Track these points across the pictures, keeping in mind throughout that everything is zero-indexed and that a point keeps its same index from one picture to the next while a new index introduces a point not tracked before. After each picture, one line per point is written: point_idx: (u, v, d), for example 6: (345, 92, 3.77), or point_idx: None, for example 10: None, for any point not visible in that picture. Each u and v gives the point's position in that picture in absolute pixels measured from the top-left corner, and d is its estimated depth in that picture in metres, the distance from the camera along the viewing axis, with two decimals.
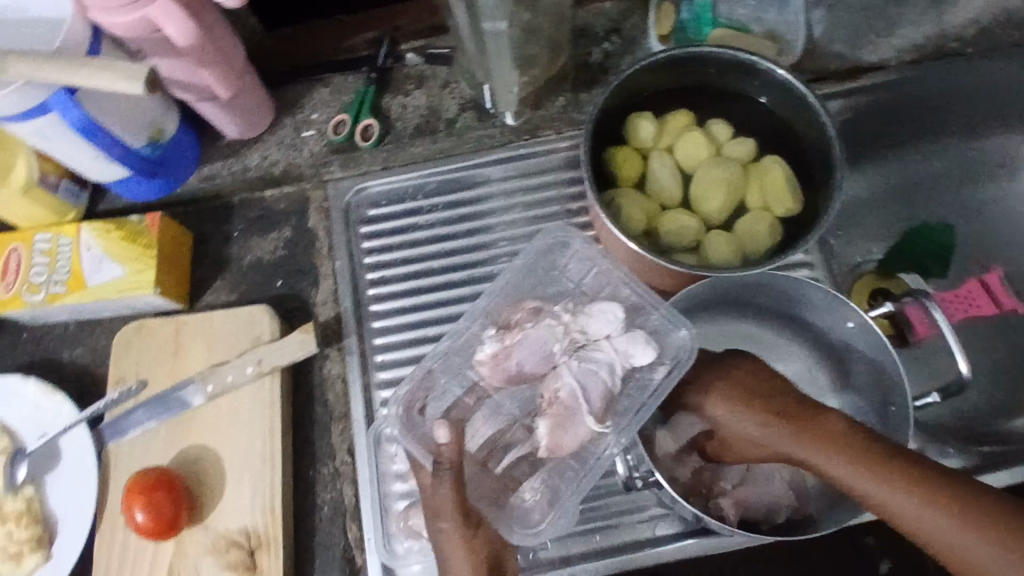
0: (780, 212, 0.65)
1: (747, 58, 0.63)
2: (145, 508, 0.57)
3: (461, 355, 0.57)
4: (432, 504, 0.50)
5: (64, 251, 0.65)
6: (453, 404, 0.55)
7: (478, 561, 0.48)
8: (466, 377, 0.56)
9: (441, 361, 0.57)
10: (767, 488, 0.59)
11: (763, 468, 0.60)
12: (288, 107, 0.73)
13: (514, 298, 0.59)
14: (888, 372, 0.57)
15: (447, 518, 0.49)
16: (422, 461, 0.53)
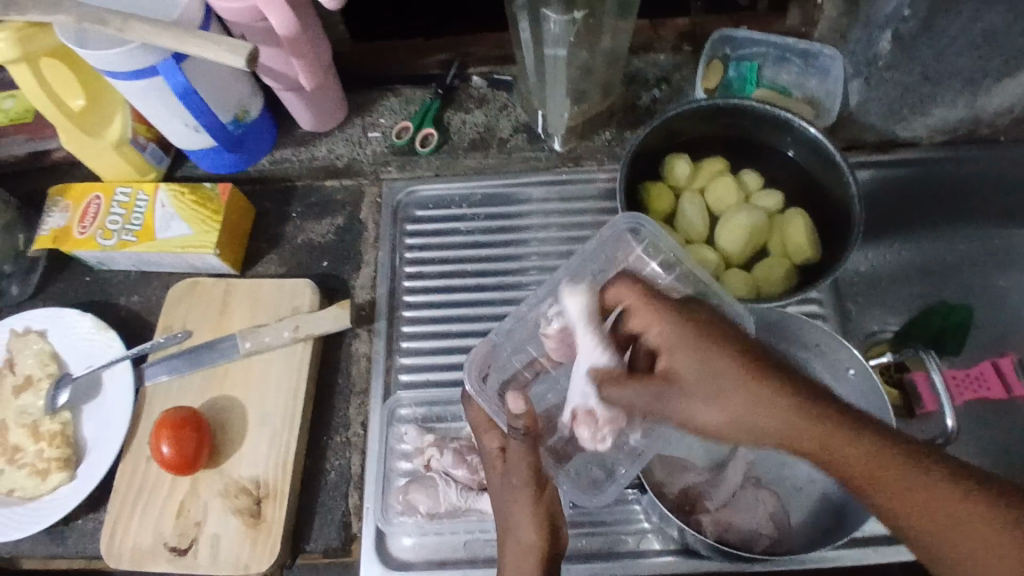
0: (798, 260, 0.69)
1: (783, 115, 0.68)
2: (171, 442, 0.62)
3: (524, 331, 0.60)
4: (507, 461, 0.55)
5: (140, 206, 0.72)
6: (512, 376, 0.59)
7: (542, 517, 0.53)
8: (526, 353, 0.60)
9: (505, 335, 0.60)
10: (753, 515, 0.61)
11: (750, 496, 0.62)
12: (359, 109, 0.81)
13: (580, 284, 0.61)
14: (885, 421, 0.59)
15: (516, 475, 0.54)
16: (497, 422, 0.56)
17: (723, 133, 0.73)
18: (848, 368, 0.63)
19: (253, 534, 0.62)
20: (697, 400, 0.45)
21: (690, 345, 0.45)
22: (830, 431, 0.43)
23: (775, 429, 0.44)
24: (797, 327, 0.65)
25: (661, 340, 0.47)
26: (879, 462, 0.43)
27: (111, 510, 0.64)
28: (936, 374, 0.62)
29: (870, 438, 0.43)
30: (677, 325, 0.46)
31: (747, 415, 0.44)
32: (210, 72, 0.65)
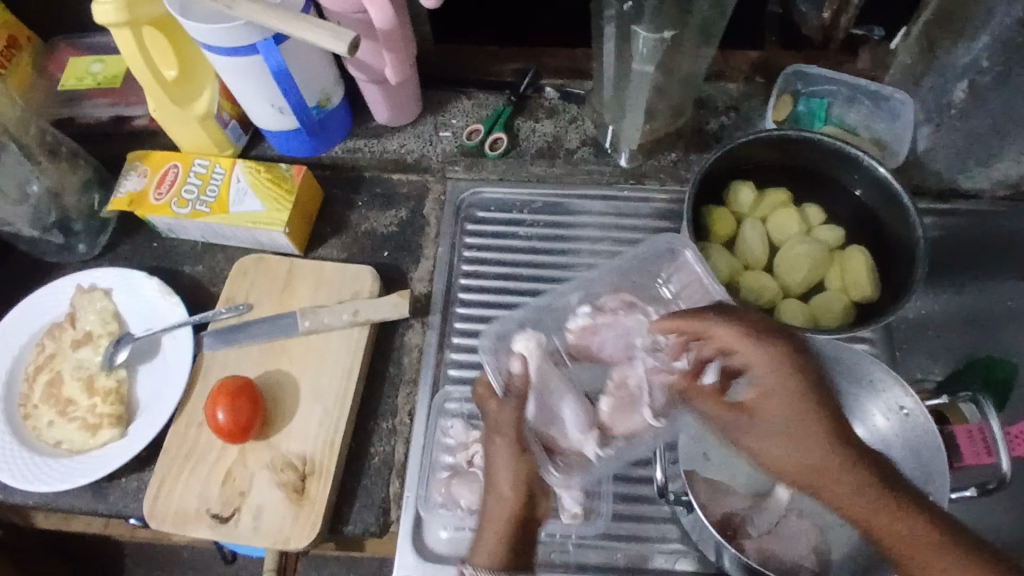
0: (856, 296, 0.69)
1: (853, 151, 0.69)
2: (226, 410, 0.63)
3: (553, 317, 0.66)
4: (495, 420, 0.57)
5: (217, 178, 0.74)
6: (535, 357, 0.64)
7: (518, 477, 0.54)
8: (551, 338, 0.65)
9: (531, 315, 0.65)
10: (793, 544, 0.61)
11: (791, 526, 0.62)
12: (433, 108, 0.83)
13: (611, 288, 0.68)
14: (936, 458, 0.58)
15: (502, 433, 0.56)
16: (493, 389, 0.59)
17: (788, 164, 0.74)
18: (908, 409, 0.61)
19: (296, 508, 0.63)
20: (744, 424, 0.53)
21: (773, 381, 0.52)
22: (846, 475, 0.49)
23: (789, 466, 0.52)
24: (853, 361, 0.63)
25: (767, 372, 0.52)
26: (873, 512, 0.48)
27: (159, 469, 0.65)
28: (993, 418, 0.66)
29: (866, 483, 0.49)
30: (778, 364, 0.52)
31: (772, 440, 0.52)
32: (303, 57, 0.68)
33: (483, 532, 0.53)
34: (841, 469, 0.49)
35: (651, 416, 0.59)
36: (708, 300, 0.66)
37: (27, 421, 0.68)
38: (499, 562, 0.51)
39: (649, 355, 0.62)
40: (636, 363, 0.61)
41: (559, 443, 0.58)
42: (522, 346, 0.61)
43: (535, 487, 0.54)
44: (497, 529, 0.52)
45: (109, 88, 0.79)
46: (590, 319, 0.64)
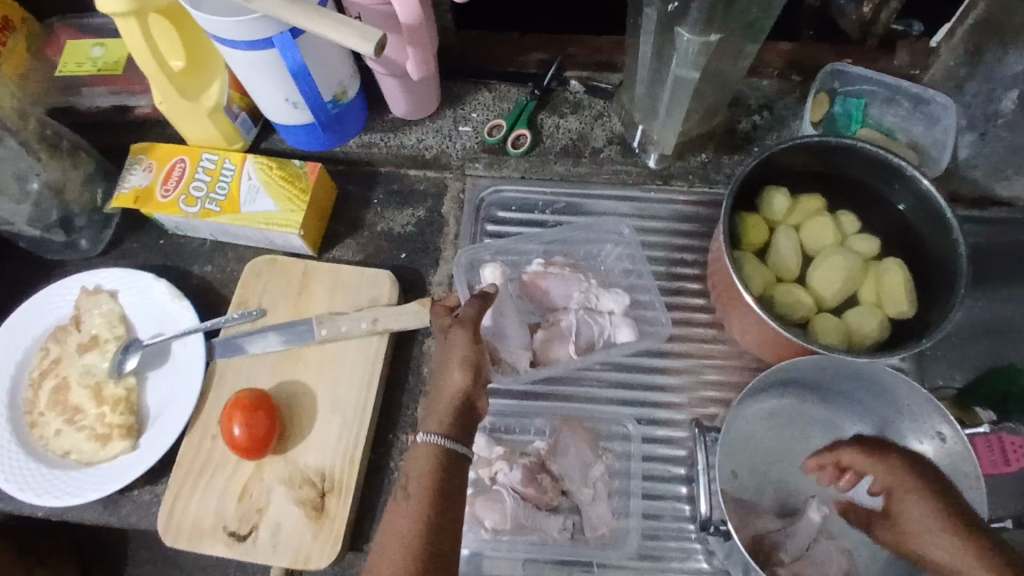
0: (891, 312, 0.67)
1: (896, 162, 0.66)
2: (242, 424, 0.61)
3: (515, 256, 0.73)
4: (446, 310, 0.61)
5: (226, 174, 0.71)
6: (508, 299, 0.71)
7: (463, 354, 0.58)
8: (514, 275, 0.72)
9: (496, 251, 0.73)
10: (824, 568, 0.61)
11: (821, 549, 0.62)
12: (452, 101, 0.79)
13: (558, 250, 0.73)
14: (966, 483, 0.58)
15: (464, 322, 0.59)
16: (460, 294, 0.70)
17: (823, 172, 0.72)
18: (944, 435, 0.62)
19: (316, 525, 0.62)
20: (897, 526, 0.58)
21: (918, 501, 0.56)
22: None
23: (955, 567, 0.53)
24: (889, 384, 0.64)
25: (884, 480, 0.59)
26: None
27: (174, 481, 0.64)
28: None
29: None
30: (924, 492, 0.56)
31: (932, 551, 0.55)
32: (321, 51, 0.64)
33: (435, 408, 0.57)
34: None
35: (572, 354, 0.68)
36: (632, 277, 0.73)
37: (33, 429, 0.66)
38: (447, 432, 0.55)
39: (584, 310, 0.69)
40: (571, 311, 0.69)
41: (503, 358, 0.66)
42: (489, 274, 0.69)
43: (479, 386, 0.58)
44: (445, 400, 0.57)
45: (110, 74, 0.75)
46: (542, 268, 0.70)
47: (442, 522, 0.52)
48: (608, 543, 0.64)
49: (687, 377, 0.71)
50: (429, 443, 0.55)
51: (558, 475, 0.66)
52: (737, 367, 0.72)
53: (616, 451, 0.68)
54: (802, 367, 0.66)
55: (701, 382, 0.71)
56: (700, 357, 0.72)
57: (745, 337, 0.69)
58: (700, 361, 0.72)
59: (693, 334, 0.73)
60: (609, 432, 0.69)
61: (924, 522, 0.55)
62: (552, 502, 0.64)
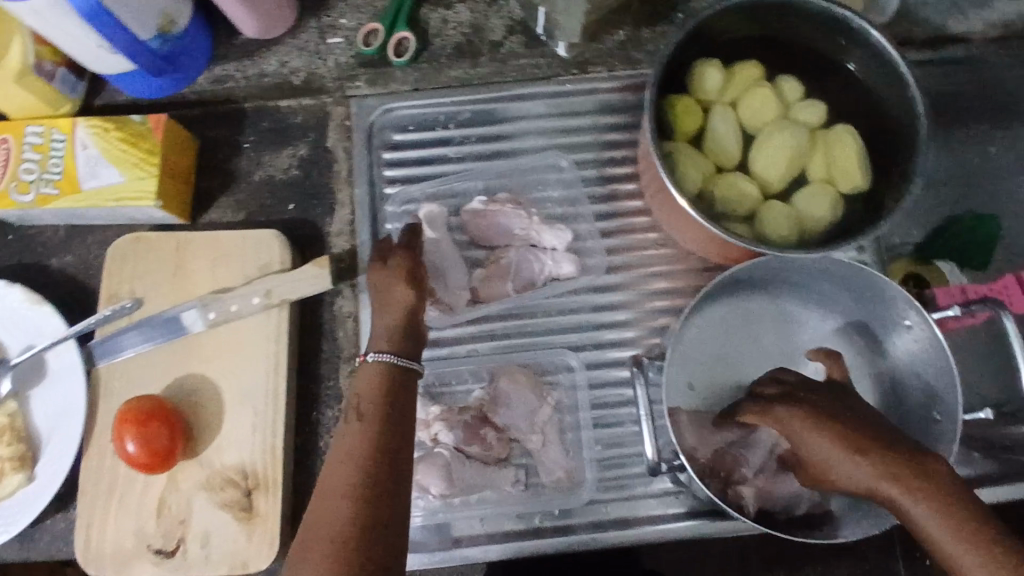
0: (844, 187, 0.60)
1: (841, 13, 0.56)
2: (137, 441, 0.53)
3: (444, 195, 0.64)
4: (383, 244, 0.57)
5: (57, 148, 0.58)
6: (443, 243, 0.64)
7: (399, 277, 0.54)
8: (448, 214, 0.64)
9: (425, 193, 0.64)
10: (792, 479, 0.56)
11: None
12: (314, 8, 0.65)
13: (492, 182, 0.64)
14: (946, 379, 0.55)
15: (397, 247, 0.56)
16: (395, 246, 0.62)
17: (760, 33, 0.61)
18: (910, 321, 0.57)
19: (249, 528, 0.56)
20: (813, 470, 0.47)
21: (822, 445, 0.45)
22: (908, 494, 0.42)
23: (863, 488, 0.44)
24: (859, 276, 0.58)
25: (781, 424, 0.48)
26: (944, 534, 0.41)
27: (81, 511, 0.57)
28: (1013, 333, 0.57)
29: (950, 509, 0.42)
30: (815, 421, 0.46)
31: (835, 480, 0.46)
32: None
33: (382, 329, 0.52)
34: (894, 486, 0.43)
35: (515, 289, 0.62)
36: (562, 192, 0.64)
37: None
38: (398, 348, 0.51)
39: (526, 246, 0.62)
40: (513, 248, 0.62)
41: (439, 301, 0.61)
42: (425, 213, 0.61)
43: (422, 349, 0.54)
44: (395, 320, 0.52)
45: None
46: (482, 207, 0.62)
47: (388, 453, 0.45)
48: (567, 488, 0.59)
49: (635, 292, 0.64)
50: (381, 358, 0.49)
51: (505, 425, 0.59)
52: (686, 270, 0.64)
53: (562, 385, 0.61)
54: (756, 270, 0.60)
55: (652, 293, 0.64)
56: (646, 268, 0.64)
57: (688, 240, 0.61)
58: (646, 272, 0.64)
59: (636, 242, 0.65)
60: (552, 365, 0.61)
61: (832, 456, 0.45)
62: (502, 455, 0.59)
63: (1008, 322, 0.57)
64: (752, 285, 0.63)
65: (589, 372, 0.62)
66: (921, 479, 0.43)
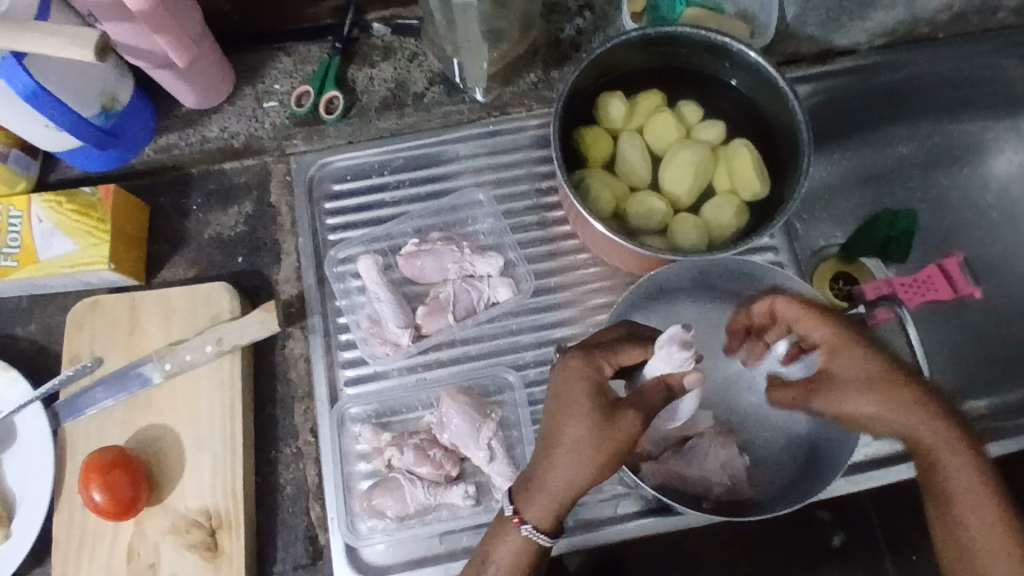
0: (746, 195, 0.64)
1: (719, 39, 0.63)
2: (102, 489, 0.56)
3: (386, 242, 0.68)
4: (562, 406, 0.48)
5: (14, 223, 0.63)
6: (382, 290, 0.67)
7: (591, 438, 0.47)
8: (389, 258, 0.68)
9: (368, 242, 0.68)
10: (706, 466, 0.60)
11: (700, 445, 0.60)
12: (249, 76, 0.71)
13: (428, 225, 0.69)
14: None
15: (577, 406, 0.48)
16: (339, 295, 0.67)
17: (657, 63, 0.67)
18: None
19: (213, 566, 0.59)
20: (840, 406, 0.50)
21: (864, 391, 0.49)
22: (936, 426, 0.48)
23: (893, 419, 0.48)
24: (769, 275, 0.62)
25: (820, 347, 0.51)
26: (960, 466, 0.48)
27: (53, 566, 0.60)
28: (910, 327, 0.63)
29: (968, 448, 0.48)
30: (857, 346, 0.50)
31: (867, 406, 0.49)
32: (57, 67, 0.56)
33: (537, 490, 0.48)
34: (924, 417, 0.48)
35: (456, 320, 0.65)
36: (492, 224, 0.69)
37: None
38: (542, 522, 0.49)
39: (462, 279, 0.66)
40: (449, 282, 0.66)
41: (384, 340, 0.64)
42: (364, 267, 0.64)
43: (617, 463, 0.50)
44: (560, 498, 0.48)
45: None
46: (415, 248, 0.66)
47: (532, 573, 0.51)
48: None
49: (570, 308, 0.68)
50: (531, 535, 0.49)
51: (453, 445, 0.62)
52: (615, 285, 0.69)
53: (507, 402, 0.65)
54: (677, 271, 0.64)
55: (587, 309, 0.68)
56: (577, 285, 0.68)
57: (612, 257, 0.65)
58: (579, 289, 0.68)
59: (569, 263, 0.69)
60: (495, 386, 0.65)
61: (874, 381, 0.49)
62: (452, 473, 0.61)
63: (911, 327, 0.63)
64: (688, 291, 0.66)
65: (530, 389, 0.65)
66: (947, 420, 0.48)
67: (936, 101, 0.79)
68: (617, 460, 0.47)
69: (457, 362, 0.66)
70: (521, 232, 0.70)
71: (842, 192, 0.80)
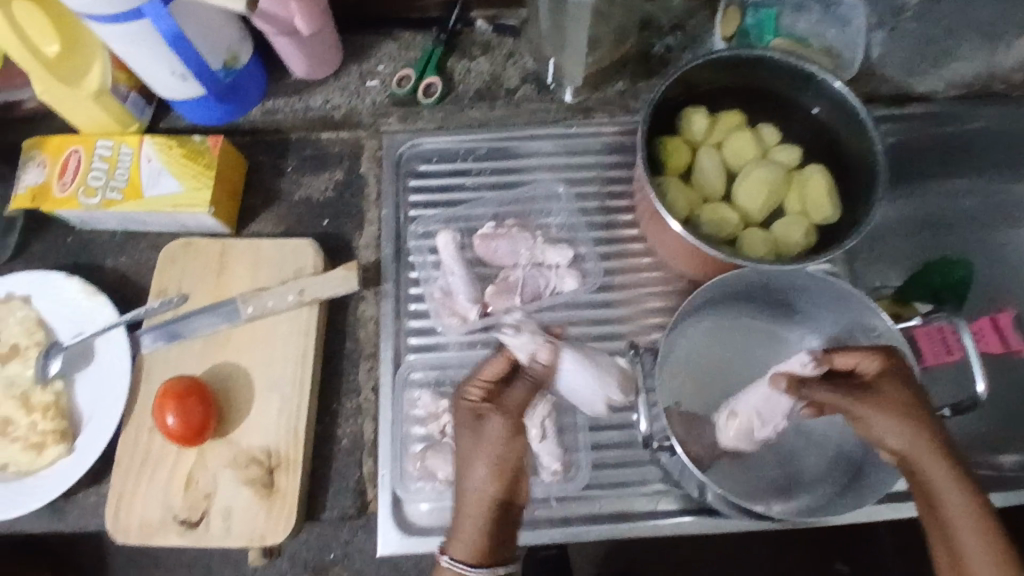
0: (817, 219, 0.67)
1: (808, 68, 0.65)
2: (176, 413, 0.59)
3: (465, 222, 0.72)
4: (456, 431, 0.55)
5: (124, 160, 0.67)
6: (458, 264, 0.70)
7: (482, 444, 0.52)
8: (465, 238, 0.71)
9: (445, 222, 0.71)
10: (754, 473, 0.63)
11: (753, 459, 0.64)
12: (356, 56, 0.76)
13: (501, 216, 0.72)
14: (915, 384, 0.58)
15: (463, 426, 0.54)
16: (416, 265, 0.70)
17: (738, 85, 0.71)
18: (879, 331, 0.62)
19: (268, 503, 0.61)
20: (873, 424, 0.51)
21: (893, 406, 0.51)
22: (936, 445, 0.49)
23: (902, 433, 0.50)
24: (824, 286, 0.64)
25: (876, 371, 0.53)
26: (952, 488, 0.48)
27: (115, 483, 0.62)
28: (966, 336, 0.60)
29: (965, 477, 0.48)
30: (894, 380, 0.52)
31: (885, 430, 0.50)
32: (198, 14, 0.61)
33: (457, 517, 0.52)
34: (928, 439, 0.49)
35: (522, 303, 0.67)
36: (561, 219, 0.72)
37: None
38: (467, 546, 0.51)
39: (532, 265, 0.69)
40: (520, 267, 0.69)
41: (453, 312, 0.67)
42: (441, 242, 0.67)
43: (523, 467, 0.53)
44: (470, 517, 0.52)
45: None
46: (492, 231, 0.69)
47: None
48: (563, 478, 0.63)
49: (627, 307, 0.70)
50: (455, 564, 0.51)
51: None
52: (676, 291, 0.71)
53: None
54: (745, 285, 0.66)
55: (641, 311, 0.70)
56: (637, 287, 0.71)
57: (678, 261, 0.67)
58: (638, 291, 0.70)
59: (633, 265, 0.71)
60: None
61: (887, 408, 0.50)
62: None
63: (965, 335, 0.60)
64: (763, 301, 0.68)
65: None
66: (948, 446, 0.49)
67: (1005, 157, 0.81)
68: (507, 459, 0.52)
69: (515, 343, 0.69)
70: (589, 228, 0.72)
71: (908, 232, 0.81)
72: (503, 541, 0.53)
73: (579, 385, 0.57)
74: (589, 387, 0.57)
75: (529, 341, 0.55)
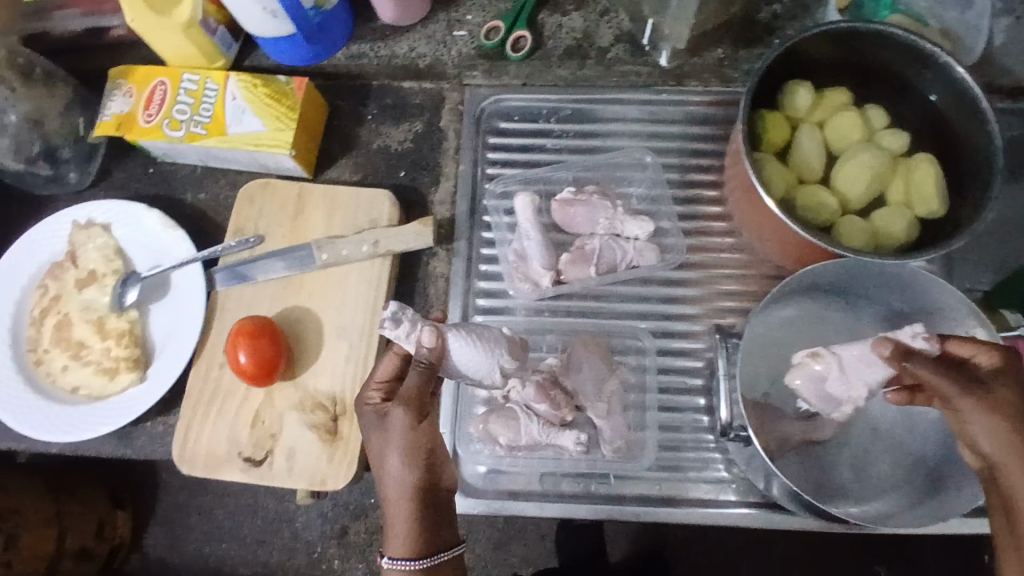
0: (921, 212, 0.62)
1: (929, 48, 0.60)
2: (248, 351, 0.60)
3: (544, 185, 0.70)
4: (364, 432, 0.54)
5: (209, 95, 0.67)
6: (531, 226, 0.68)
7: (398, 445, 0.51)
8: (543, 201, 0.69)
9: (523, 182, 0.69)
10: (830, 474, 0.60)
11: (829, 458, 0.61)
12: (445, 4, 0.74)
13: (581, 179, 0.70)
14: None
15: (371, 428, 0.53)
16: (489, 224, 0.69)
17: (848, 59, 0.66)
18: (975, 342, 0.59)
19: (330, 450, 0.62)
20: (965, 419, 0.47)
21: (991, 407, 0.47)
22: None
23: (996, 436, 0.46)
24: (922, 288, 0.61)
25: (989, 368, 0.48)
26: None
27: (184, 414, 0.64)
28: None
29: None
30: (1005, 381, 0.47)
31: (975, 428, 0.47)
32: None
33: (391, 515, 0.52)
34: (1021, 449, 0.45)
35: (597, 273, 0.66)
36: (643, 190, 0.70)
37: (40, 366, 0.65)
38: (409, 541, 0.52)
39: (609, 236, 0.66)
40: (597, 237, 0.66)
41: (527, 277, 0.65)
42: (520, 204, 0.65)
43: (439, 453, 0.53)
44: (403, 514, 0.52)
45: None
46: (571, 196, 0.67)
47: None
48: (625, 455, 0.62)
49: (703, 288, 0.67)
50: (396, 563, 0.51)
51: (573, 391, 0.62)
52: (758, 276, 0.67)
53: (630, 364, 0.65)
54: (846, 275, 0.62)
55: (717, 292, 0.67)
56: (717, 267, 0.67)
57: (766, 244, 0.63)
58: (717, 272, 0.67)
59: (716, 245, 0.68)
60: (623, 346, 0.65)
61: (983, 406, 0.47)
62: (567, 418, 0.61)
63: None
64: (867, 300, 0.64)
65: (659, 357, 0.65)
66: None
67: None
68: (422, 450, 0.52)
69: (585, 313, 0.67)
70: (671, 201, 0.69)
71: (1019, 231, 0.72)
72: (441, 529, 0.53)
73: (471, 362, 0.52)
74: (479, 361, 0.52)
75: (410, 329, 0.52)
